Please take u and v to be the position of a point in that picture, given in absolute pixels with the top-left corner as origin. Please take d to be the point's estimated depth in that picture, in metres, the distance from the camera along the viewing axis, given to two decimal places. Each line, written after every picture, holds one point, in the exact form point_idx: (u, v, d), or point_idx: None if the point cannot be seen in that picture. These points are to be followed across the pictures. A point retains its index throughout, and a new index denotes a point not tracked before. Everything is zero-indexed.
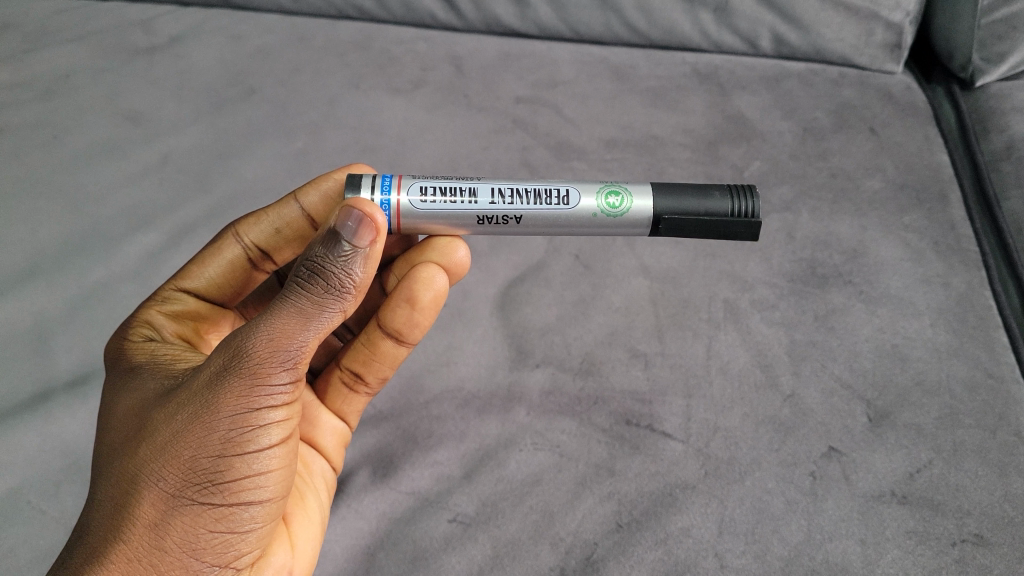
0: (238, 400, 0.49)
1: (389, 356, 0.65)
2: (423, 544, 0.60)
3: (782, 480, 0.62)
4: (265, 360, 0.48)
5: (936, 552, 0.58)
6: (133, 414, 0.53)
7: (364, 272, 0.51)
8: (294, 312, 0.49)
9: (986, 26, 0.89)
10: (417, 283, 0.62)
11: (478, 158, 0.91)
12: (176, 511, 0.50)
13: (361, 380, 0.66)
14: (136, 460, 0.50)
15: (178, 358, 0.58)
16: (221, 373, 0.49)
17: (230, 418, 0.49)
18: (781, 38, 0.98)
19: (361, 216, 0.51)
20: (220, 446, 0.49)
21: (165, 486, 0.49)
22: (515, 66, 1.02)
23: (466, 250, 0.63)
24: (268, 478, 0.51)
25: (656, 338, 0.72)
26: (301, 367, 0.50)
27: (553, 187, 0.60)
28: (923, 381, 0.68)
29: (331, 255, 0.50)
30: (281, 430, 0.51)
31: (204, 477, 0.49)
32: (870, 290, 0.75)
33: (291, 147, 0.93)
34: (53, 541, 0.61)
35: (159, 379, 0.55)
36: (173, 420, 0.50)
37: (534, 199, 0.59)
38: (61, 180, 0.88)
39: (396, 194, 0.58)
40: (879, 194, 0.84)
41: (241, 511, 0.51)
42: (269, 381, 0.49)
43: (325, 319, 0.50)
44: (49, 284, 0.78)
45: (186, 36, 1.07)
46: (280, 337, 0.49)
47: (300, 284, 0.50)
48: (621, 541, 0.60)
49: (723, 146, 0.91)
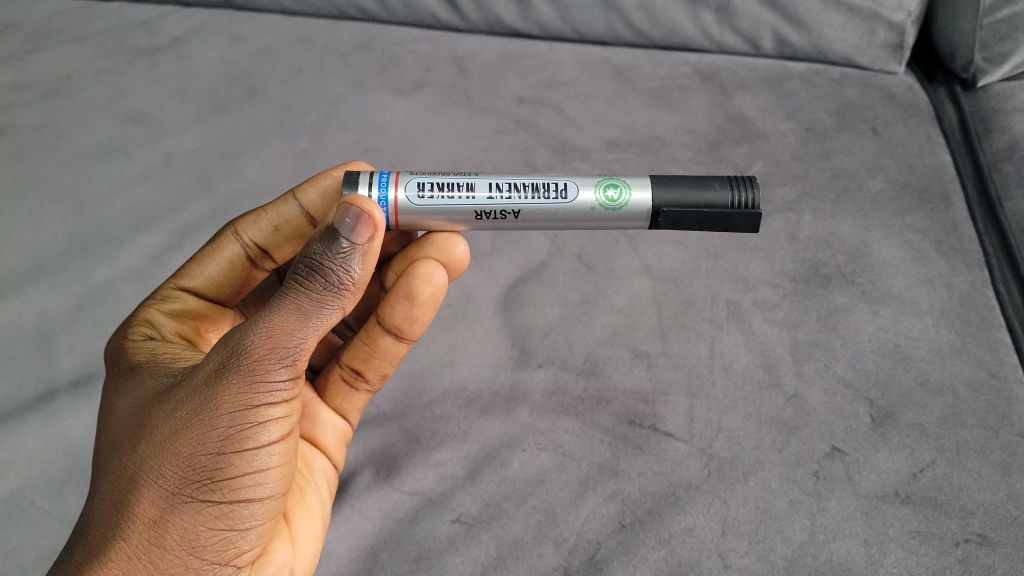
0: (238, 397, 0.49)
1: (389, 353, 0.65)
2: (426, 544, 0.60)
3: (785, 480, 0.62)
4: (264, 357, 0.49)
5: (940, 552, 0.58)
6: (133, 412, 0.53)
7: (362, 269, 0.51)
8: (293, 309, 0.49)
9: (988, 26, 0.89)
10: (416, 278, 0.62)
11: (481, 158, 0.91)
12: (176, 509, 0.50)
13: (361, 377, 0.66)
14: (136, 458, 0.50)
15: (178, 356, 0.59)
16: (220, 370, 0.49)
17: (229, 415, 0.49)
18: (783, 38, 0.98)
19: (360, 212, 0.51)
20: (219, 443, 0.49)
21: (164, 483, 0.49)
22: (517, 66, 1.02)
23: (465, 245, 0.64)
24: (268, 475, 0.51)
25: (659, 338, 0.72)
26: (300, 365, 0.50)
27: (551, 180, 0.60)
28: (926, 381, 0.69)
29: (329, 252, 0.50)
30: (281, 428, 0.51)
31: (204, 475, 0.49)
32: (872, 290, 0.76)
33: (293, 148, 0.93)
34: (57, 541, 0.61)
35: (158, 377, 0.55)
36: (172, 418, 0.50)
37: (532, 193, 0.59)
38: (63, 180, 0.88)
39: (393, 190, 0.59)
40: (882, 194, 0.84)
41: (241, 509, 0.51)
42: (268, 379, 0.49)
43: (324, 317, 0.50)
44: (51, 284, 0.78)
45: (188, 36, 1.07)
46: (278, 334, 0.49)
47: (299, 281, 0.50)
48: (624, 540, 0.60)
49: (725, 146, 0.91)
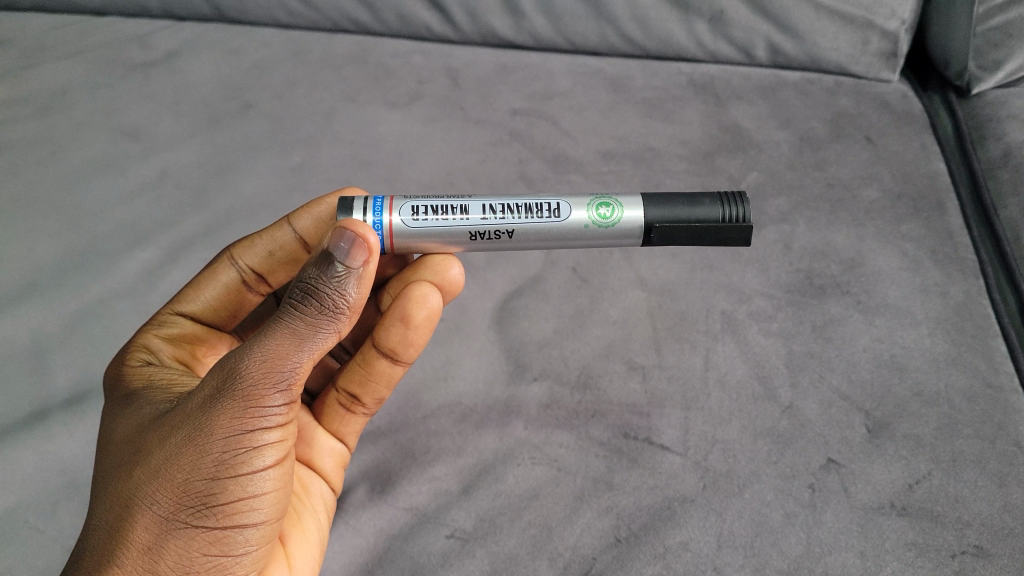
0: (233, 423, 0.49)
1: (385, 376, 0.65)
2: (420, 560, 0.60)
3: (781, 492, 0.62)
4: (259, 382, 0.48)
5: (936, 564, 0.58)
6: (129, 437, 0.53)
7: (358, 293, 0.51)
8: (288, 333, 0.49)
9: (982, 33, 0.89)
10: (410, 301, 0.63)
11: (475, 171, 0.91)
12: (170, 535, 0.50)
13: (358, 401, 0.66)
14: (130, 483, 0.50)
15: (174, 382, 0.59)
16: (215, 396, 0.49)
17: (223, 440, 0.49)
18: (776, 47, 0.98)
19: (354, 237, 0.51)
20: (213, 470, 0.49)
21: (158, 509, 0.49)
22: (512, 78, 1.02)
23: (460, 268, 0.64)
24: (263, 500, 0.51)
25: (654, 350, 0.72)
26: (295, 389, 0.50)
27: (543, 200, 0.60)
28: (922, 391, 0.68)
29: (324, 276, 0.50)
30: (277, 452, 0.51)
31: (198, 501, 0.49)
32: (867, 300, 0.75)
33: (288, 162, 0.93)
34: (50, 561, 0.61)
35: (155, 403, 0.55)
36: (167, 443, 0.50)
37: (525, 213, 0.59)
38: (58, 196, 0.88)
39: (388, 214, 0.59)
40: (876, 204, 0.84)
41: (235, 534, 0.51)
42: (263, 404, 0.49)
43: (319, 341, 0.50)
44: (46, 302, 0.78)
45: (182, 51, 1.08)
46: (274, 359, 0.49)
47: (294, 305, 0.50)
48: (619, 555, 0.59)
49: (719, 156, 0.91)
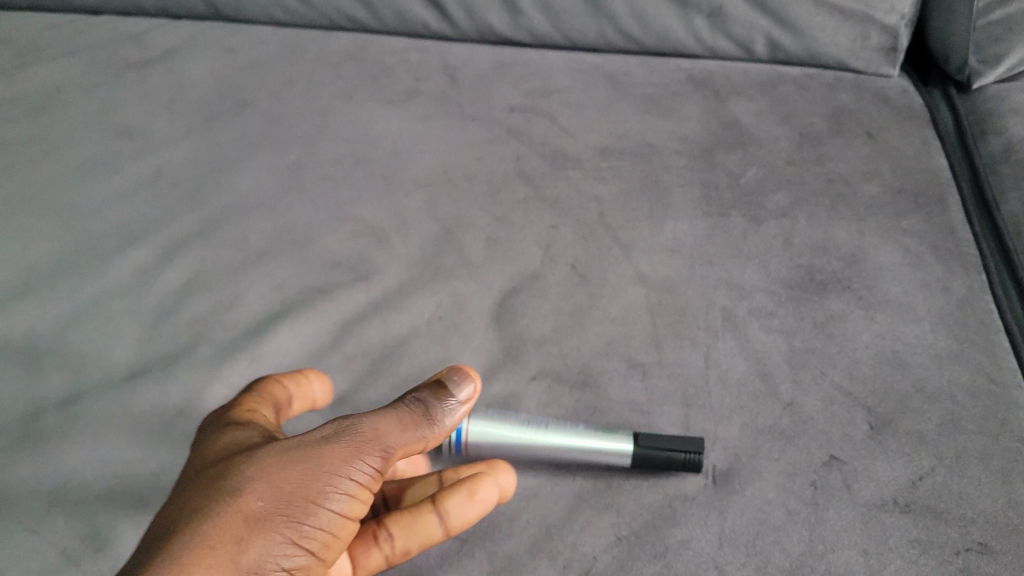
0: (339, 457, 0.51)
1: (427, 521, 0.58)
2: (419, 560, 0.59)
3: (783, 490, 0.61)
4: (371, 436, 0.52)
5: (940, 561, 0.57)
6: (224, 450, 0.53)
7: (466, 410, 0.58)
8: (405, 412, 0.55)
9: (981, 28, 0.89)
10: (478, 479, 0.60)
11: (473, 168, 0.90)
12: (253, 526, 0.48)
13: (387, 531, 0.58)
14: (230, 474, 0.49)
15: (258, 420, 0.58)
16: (333, 434, 0.52)
17: (325, 465, 0.50)
18: (775, 42, 0.98)
19: (469, 376, 0.60)
20: (312, 493, 0.50)
21: (257, 506, 0.48)
22: (509, 75, 1.02)
23: (514, 478, 0.62)
24: (319, 534, 0.50)
25: (654, 347, 0.72)
26: (388, 466, 0.53)
27: (605, 428, 0.64)
28: (924, 387, 0.68)
29: (442, 390, 0.58)
30: (348, 505, 0.51)
31: (289, 499, 0.49)
32: (869, 295, 0.75)
33: (285, 159, 0.92)
34: (44, 563, 0.60)
35: (250, 432, 0.56)
36: (273, 455, 0.50)
37: (591, 428, 0.64)
38: (52, 196, 0.88)
39: (467, 426, 0.65)
40: (877, 198, 0.84)
41: (288, 551, 0.48)
42: (365, 458, 0.52)
43: (427, 430, 0.55)
44: (41, 302, 0.77)
45: (177, 49, 1.07)
46: (389, 423, 0.53)
47: (415, 398, 0.56)
48: (620, 555, 0.58)
49: (718, 152, 0.90)
